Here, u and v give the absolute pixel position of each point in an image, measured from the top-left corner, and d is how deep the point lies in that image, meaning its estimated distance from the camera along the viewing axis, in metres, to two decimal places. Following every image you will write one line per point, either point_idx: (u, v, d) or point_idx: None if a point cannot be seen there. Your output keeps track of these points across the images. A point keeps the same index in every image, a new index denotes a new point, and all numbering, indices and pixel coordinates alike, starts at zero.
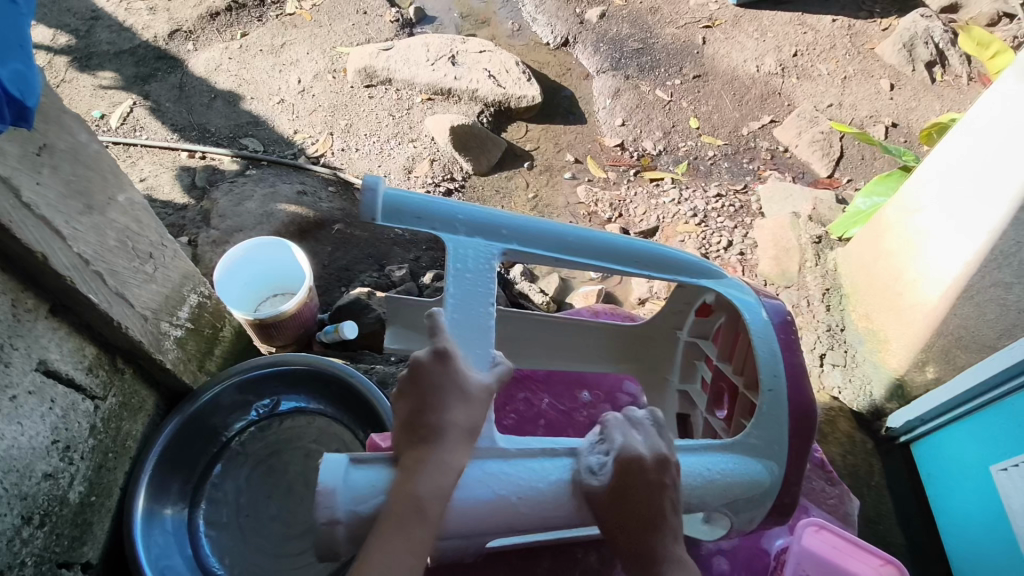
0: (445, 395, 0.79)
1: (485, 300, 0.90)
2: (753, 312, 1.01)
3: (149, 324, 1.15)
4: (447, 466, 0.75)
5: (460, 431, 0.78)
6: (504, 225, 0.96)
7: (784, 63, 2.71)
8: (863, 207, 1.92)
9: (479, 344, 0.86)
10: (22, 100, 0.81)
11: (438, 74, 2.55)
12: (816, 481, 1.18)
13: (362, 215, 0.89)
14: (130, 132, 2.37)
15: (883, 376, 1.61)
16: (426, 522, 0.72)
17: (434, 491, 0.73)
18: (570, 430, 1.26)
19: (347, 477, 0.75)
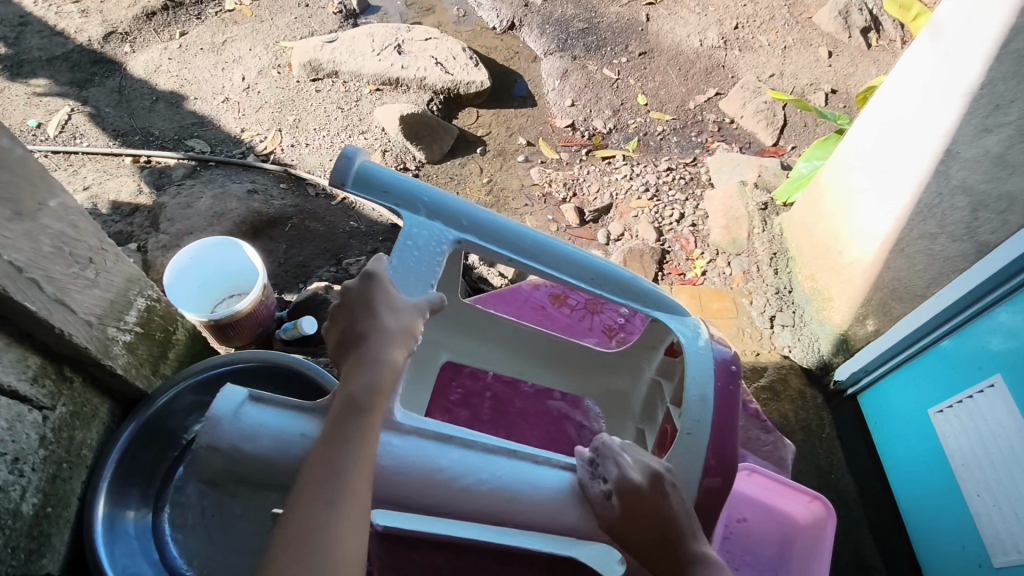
0: (372, 308, 0.88)
1: (428, 278, 0.96)
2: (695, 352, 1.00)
3: (95, 330, 1.13)
4: (378, 364, 0.82)
5: (389, 334, 0.86)
6: (465, 217, 1.01)
7: (726, 36, 2.76)
8: (805, 171, 1.99)
9: (413, 286, 0.95)
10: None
11: (384, 64, 2.53)
12: (753, 431, 1.33)
13: (334, 177, 0.95)
14: (70, 139, 2.30)
15: (829, 332, 1.67)
16: (374, 409, 0.79)
17: (368, 384, 0.80)
18: (516, 400, 1.32)
19: (241, 411, 0.81)
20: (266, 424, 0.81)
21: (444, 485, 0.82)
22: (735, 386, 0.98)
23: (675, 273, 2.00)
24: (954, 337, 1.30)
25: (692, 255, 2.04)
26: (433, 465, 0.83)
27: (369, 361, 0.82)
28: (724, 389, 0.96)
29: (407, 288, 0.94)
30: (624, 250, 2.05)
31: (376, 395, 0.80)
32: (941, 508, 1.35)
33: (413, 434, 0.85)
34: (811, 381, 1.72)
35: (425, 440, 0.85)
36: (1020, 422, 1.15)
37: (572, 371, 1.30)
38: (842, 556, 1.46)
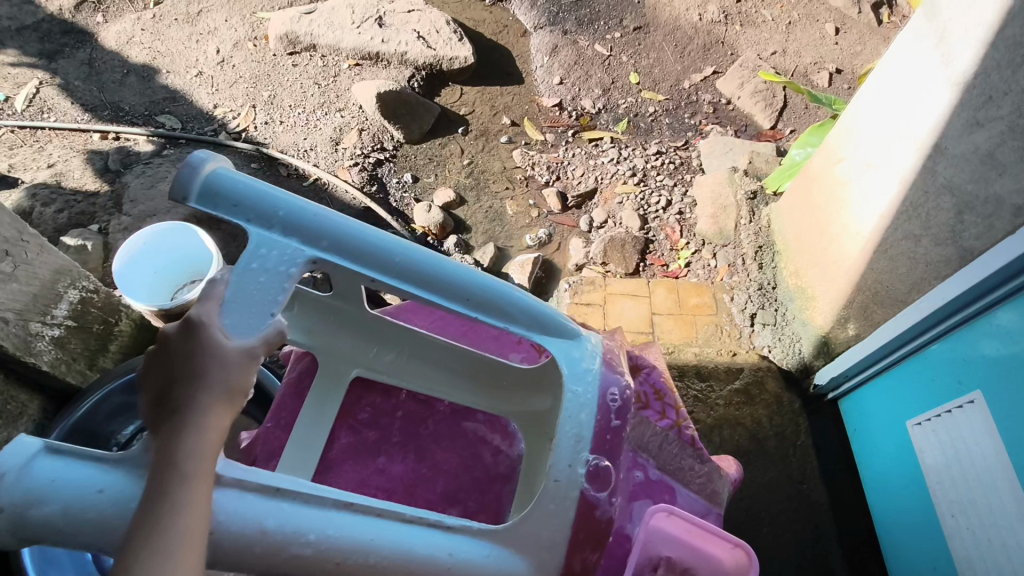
0: (197, 359, 0.73)
1: (271, 308, 0.79)
2: (578, 383, 0.85)
3: (13, 326, 1.07)
4: (206, 429, 0.71)
5: (217, 393, 0.73)
6: (327, 233, 0.82)
7: (727, 9, 2.60)
8: (798, 159, 1.86)
9: (253, 315, 0.78)
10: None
11: (364, 37, 2.41)
12: (684, 459, 1.01)
13: (172, 194, 0.79)
14: (38, 114, 2.23)
15: (811, 333, 1.58)
16: (199, 475, 0.68)
17: (194, 454, 0.69)
18: (428, 423, 1.06)
19: (31, 464, 0.68)
20: (61, 480, 0.68)
21: (266, 549, 0.71)
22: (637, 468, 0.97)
23: (658, 264, 1.93)
24: (941, 343, 1.21)
25: (677, 245, 1.95)
26: (255, 524, 0.71)
27: (192, 424, 0.70)
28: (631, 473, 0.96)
29: (235, 317, 0.77)
30: (605, 239, 1.96)
31: (205, 462, 0.69)
32: (913, 526, 1.28)
33: (232, 488, 0.73)
34: (790, 384, 1.63)
35: (247, 494, 0.73)
36: (997, 442, 1.06)
37: (483, 387, 1.07)
38: (808, 567, 1.39)
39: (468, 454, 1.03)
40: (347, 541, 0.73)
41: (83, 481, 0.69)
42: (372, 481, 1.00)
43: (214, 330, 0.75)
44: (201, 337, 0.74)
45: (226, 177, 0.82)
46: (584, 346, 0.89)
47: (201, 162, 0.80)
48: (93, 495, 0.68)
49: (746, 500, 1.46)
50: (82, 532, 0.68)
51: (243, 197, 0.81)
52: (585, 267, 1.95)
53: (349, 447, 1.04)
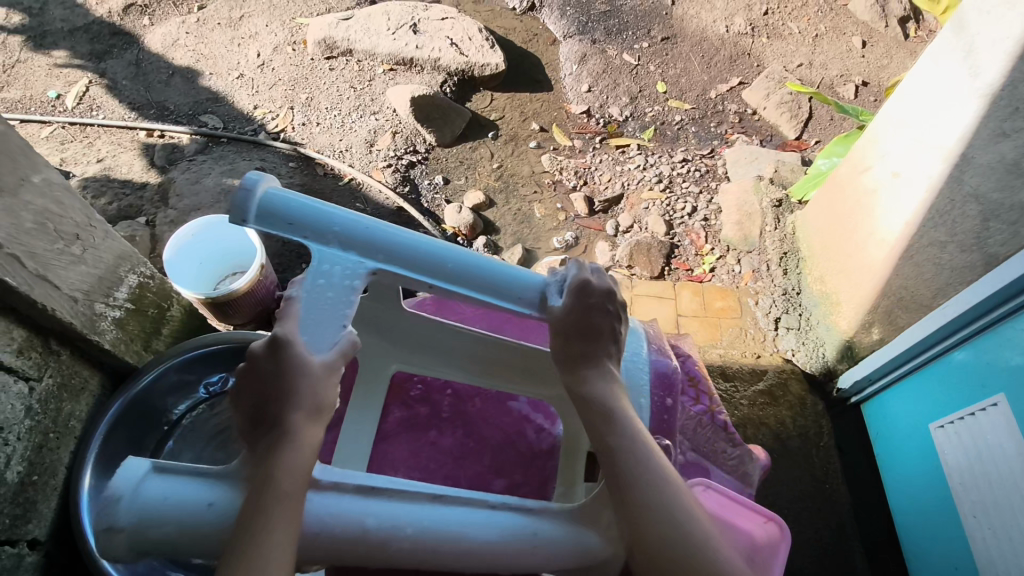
0: (287, 377, 0.79)
1: (342, 319, 0.83)
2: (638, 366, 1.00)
3: (81, 305, 1.14)
4: (301, 445, 0.77)
5: (307, 410, 0.79)
6: (383, 246, 0.85)
7: (754, 21, 2.65)
8: (824, 168, 1.89)
9: (328, 327, 0.82)
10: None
11: (399, 43, 2.49)
12: (716, 442, 1.06)
13: (232, 218, 0.81)
14: (87, 111, 2.33)
15: (834, 338, 1.62)
16: (294, 488, 0.73)
17: (292, 467, 0.74)
18: (477, 400, 1.18)
19: (142, 487, 0.73)
20: (166, 499, 0.72)
21: (369, 547, 0.74)
22: (672, 398, 1.02)
23: (683, 268, 1.97)
24: (964, 348, 1.23)
25: (702, 250, 1.99)
26: (357, 523, 0.75)
27: (289, 439, 0.76)
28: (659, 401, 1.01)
29: (314, 331, 0.81)
30: (631, 243, 2.00)
31: (299, 480, 0.74)
32: (935, 529, 1.30)
33: (333, 491, 0.78)
34: (813, 388, 1.65)
35: (346, 494, 0.78)
36: (1019, 444, 1.09)
37: (520, 375, 1.12)
38: (829, 565, 1.42)
39: (513, 432, 1.16)
40: (441, 532, 0.76)
41: (191, 496, 0.73)
42: (424, 453, 1.13)
43: (298, 346, 0.80)
44: (288, 357, 0.79)
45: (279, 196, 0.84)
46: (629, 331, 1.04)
47: (256, 183, 0.82)
48: (203, 509, 0.73)
49: (769, 498, 1.49)
50: (192, 545, 0.72)
51: (299, 216, 0.83)
52: (610, 270, 1.99)
53: (404, 420, 1.16)
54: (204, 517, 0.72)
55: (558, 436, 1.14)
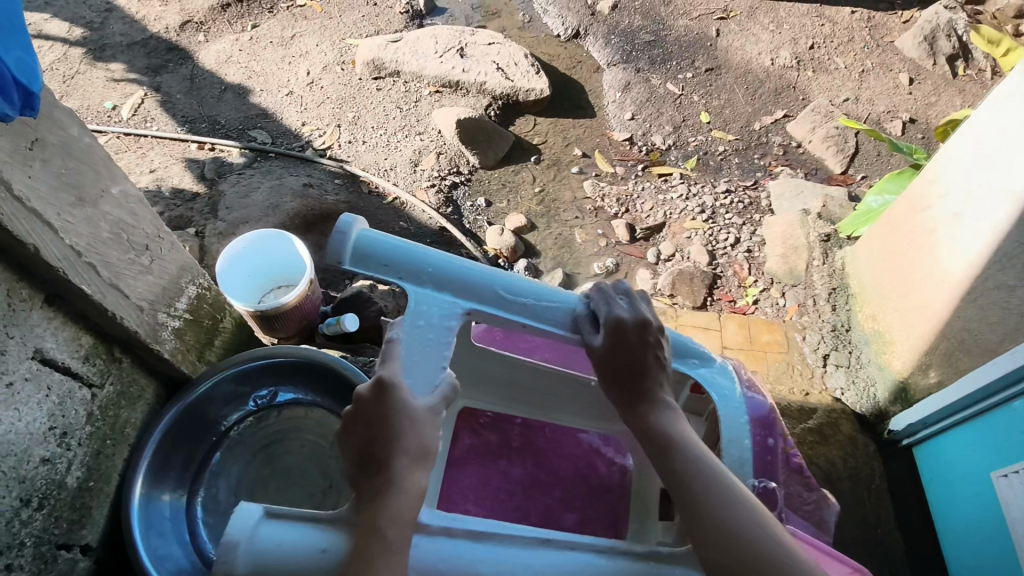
0: (391, 421, 0.77)
1: (441, 360, 0.84)
2: (732, 407, 0.96)
3: (146, 314, 1.16)
4: (408, 493, 0.75)
5: (412, 455, 0.77)
6: (469, 284, 0.90)
7: (799, 55, 2.65)
8: (874, 206, 1.87)
9: (428, 368, 0.83)
10: (28, 84, 0.78)
11: (446, 66, 2.53)
12: (793, 486, 1.02)
13: (329, 259, 0.85)
14: (141, 123, 2.40)
15: (887, 378, 1.60)
16: (399, 540, 0.72)
17: (399, 520, 0.73)
18: (546, 430, 1.21)
19: (256, 533, 0.74)
20: (281, 544, 0.73)
21: None
22: (775, 438, 0.95)
23: (726, 299, 1.94)
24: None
25: (745, 282, 1.97)
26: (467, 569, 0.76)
27: (395, 487, 0.75)
28: (760, 442, 0.94)
29: (416, 372, 0.82)
30: (674, 271, 1.99)
31: (404, 530, 0.73)
32: None
33: (444, 536, 0.79)
34: (863, 428, 1.62)
35: (456, 538, 0.79)
36: None
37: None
38: None
39: (583, 462, 1.19)
40: None
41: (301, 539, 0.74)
42: (495, 481, 1.16)
43: (402, 389, 0.79)
44: (394, 401, 0.77)
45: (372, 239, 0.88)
46: (718, 369, 0.99)
47: (351, 225, 0.86)
48: (316, 553, 0.73)
49: None
50: None
51: (394, 258, 0.88)
52: (652, 298, 1.98)
53: (474, 447, 1.19)
54: (317, 564, 0.73)
55: (627, 465, 1.18)
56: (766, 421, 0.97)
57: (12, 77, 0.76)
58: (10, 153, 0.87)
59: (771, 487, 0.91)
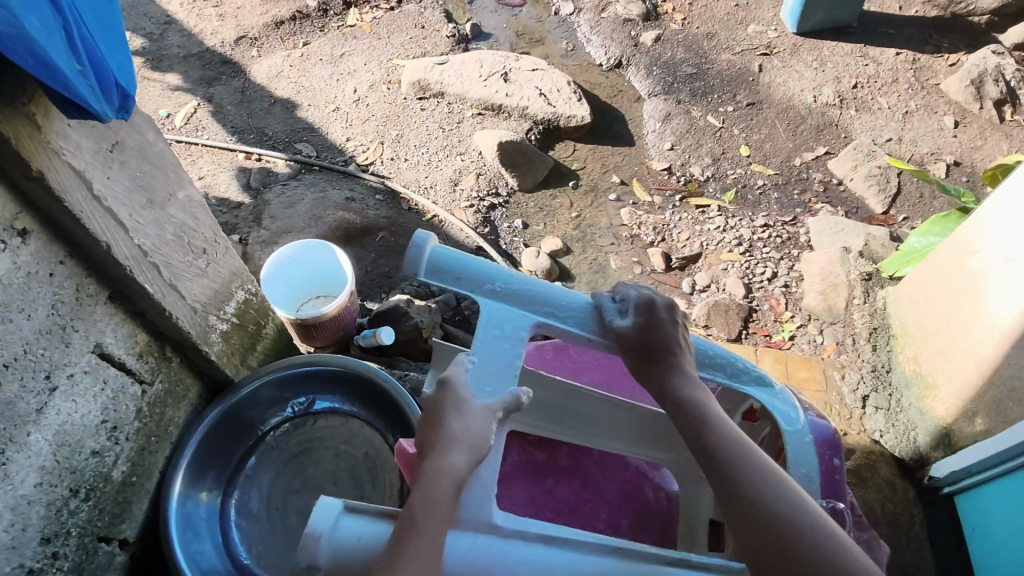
0: (445, 412, 0.81)
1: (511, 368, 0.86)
2: (794, 428, 0.95)
3: (198, 316, 1.19)
4: (444, 476, 0.76)
5: (455, 443, 0.78)
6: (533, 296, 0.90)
7: (842, 94, 2.65)
8: (918, 247, 1.84)
9: (494, 376, 0.85)
10: (125, 87, 0.83)
11: (489, 89, 2.58)
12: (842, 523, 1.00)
13: (406, 271, 0.89)
14: (193, 131, 2.48)
15: (929, 422, 1.55)
16: (433, 527, 0.73)
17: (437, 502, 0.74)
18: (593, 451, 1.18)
19: (337, 524, 0.76)
20: (357, 537, 0.75)
21: None
22: (840, 459, 0.95)
23: (761, 333, 1.94)
24: None
25: (782, 317, 1.97)
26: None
27: (437, 471, 0.76)
28: (826, 462, 0.94)
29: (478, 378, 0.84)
30: (709, 303, 1.99)
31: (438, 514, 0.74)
32: None
33: (516, 539, 0.79)
34: (903, 473, 1.57)
35: (529, 543, 0.79)
36: None
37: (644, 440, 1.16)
38: None
39: (630, 486, 1.17)
40: None
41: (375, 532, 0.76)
42: (542, 499, 1.14)
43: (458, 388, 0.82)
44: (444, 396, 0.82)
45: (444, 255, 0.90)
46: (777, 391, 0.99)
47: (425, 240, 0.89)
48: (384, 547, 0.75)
49: None
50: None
51: (464, 272, 0.89)
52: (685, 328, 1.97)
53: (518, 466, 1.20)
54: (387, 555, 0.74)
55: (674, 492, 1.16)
56: (830, 443, 0.96)
57: (115, 80, 0.81)
58: (93, 154, 0.92)
59: (840, 508, 0.90)
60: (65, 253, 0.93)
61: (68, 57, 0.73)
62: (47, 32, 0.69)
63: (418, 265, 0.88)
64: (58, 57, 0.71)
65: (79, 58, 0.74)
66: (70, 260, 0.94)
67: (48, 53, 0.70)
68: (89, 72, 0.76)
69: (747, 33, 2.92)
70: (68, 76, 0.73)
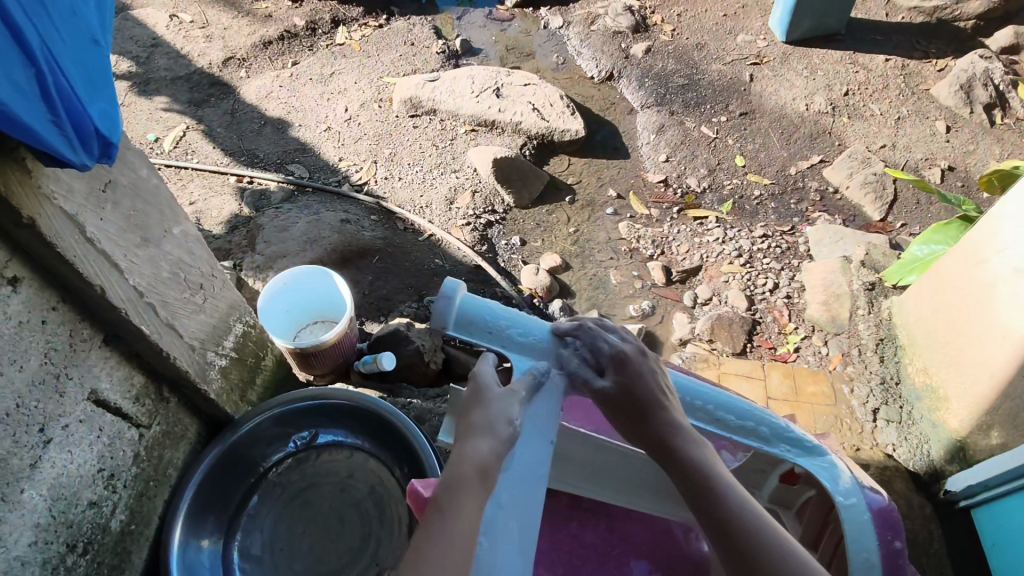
0: (476, 407, 0.85)
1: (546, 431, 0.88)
2: (845, 500, 0.93)
3: (196, 353, 1.15)
4: (468, 454, 0.79)
5: (484, 431, 0.82)
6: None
7: (835, 102, 2.66)
8: (920, 255, 1.83)
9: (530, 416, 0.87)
10: (108, 136, 0.79)
11: (482, 105, 2.56)
12: None
13: (434, 322, 0.92)
14: (182, 155, 2.43)
15: (943, 435, 1.54)
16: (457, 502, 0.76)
17: (464, 480, 0.77)
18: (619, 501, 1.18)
19: None
20: None
21: None
22: (901, 539, 0.89)
23: (766, 346, 1.92)
24: None
25: (785, 329, 1.95)
26: None
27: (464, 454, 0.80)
28: (886, 543, 0.88)
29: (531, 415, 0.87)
30: (712, 317, 1.96)
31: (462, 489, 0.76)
32: None
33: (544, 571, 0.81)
34: (918, 488, 1.55)
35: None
36: None
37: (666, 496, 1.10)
38: None
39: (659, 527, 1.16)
40: None
41: None
42: (568, 545, 1.14)
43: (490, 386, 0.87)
44: (473, 416, 0.84)
45: (474, 305, 0.93)
46: (825, 458, 0.98)
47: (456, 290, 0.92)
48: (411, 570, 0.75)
49: None
50: None
51: (495, 325, 0.92)
52: (690, 342, 1.95)
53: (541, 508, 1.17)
54: None
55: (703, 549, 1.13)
56: (889, 522, 0.90)
57: (95, 129, 0.76)
58: (85, 196, 0.88)
59: None
60: (57, 299, 0.90)
61: (40, 109, 0.69)
62: (14, 85, 0.65)
63: (447, 317, 0.91)
64: (23, 110, 0.66)
65: (52, 107, 0.69)
66: (63, 305, 0.91)
67: (13, 108, 0.65)
68: (64, 122, 0.72)
69: (737, 43, 2.93)
70: (36, 129, 0.69)
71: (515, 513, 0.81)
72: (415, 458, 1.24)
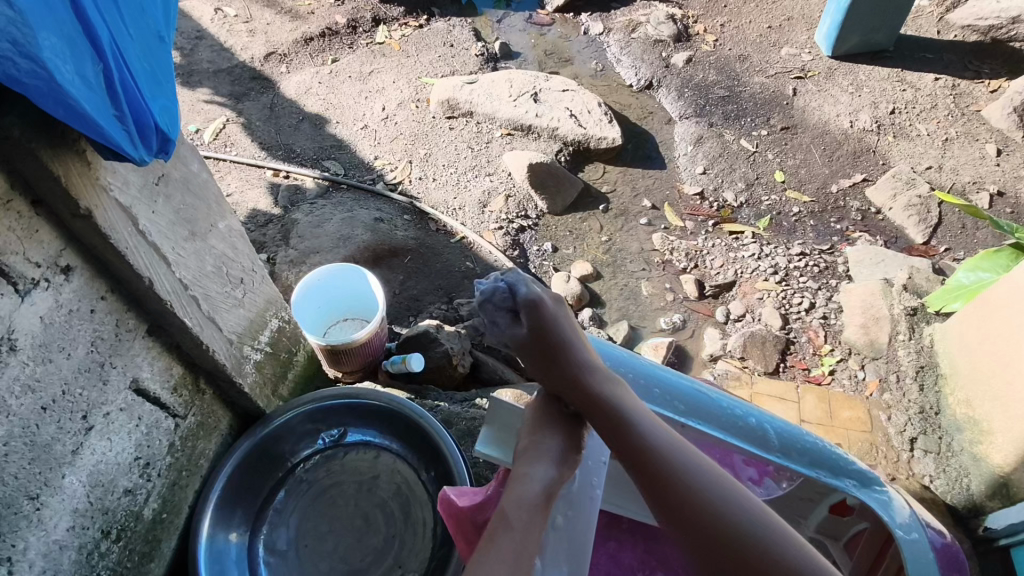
0: (543, 431, 0.96)
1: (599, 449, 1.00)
2: (909, 537, 0.96)
3: (234, 347, 1.16)
4: (534, 475, 0.91)
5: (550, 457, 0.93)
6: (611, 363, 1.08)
7: (880, 120, 2.60)
8: (966, 282, 1.78)
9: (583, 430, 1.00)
10: (166, 132, 0.80)
11: (519, 110, 2.55)
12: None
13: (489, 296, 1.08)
14: (221, 147, 2.47)
15: (984, 471, 1.49)
16: (519, 520, 0.86)
17: (527, 498, 0.88)
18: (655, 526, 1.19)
19: None
20: None
21: None
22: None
23: (799, 366, 1.89)
24: None
25: (820, 350, 1.90)
26: None
27: (528, 475, 0.91)
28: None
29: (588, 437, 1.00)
30: (745, 334, 1.92)
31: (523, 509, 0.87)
32: None
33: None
34: (955, 522, 1.50)
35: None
36: None
37: None
38: None
39: None
40: None
41: None
42: (604, 563, 1.17)
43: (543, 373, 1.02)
44: (541, 441, 0.95)
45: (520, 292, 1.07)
46: (882, 493, 1.01)
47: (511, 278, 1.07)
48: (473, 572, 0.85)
49: None
50: None
51: None
52: (720, 359, 1.92)
53: None
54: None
55: None
56: (952, 562, 0.95)
57: (155, 125, 0.77)
58: (139, 189, 0.89)
59: None
60: (106, 288, 0.91)
61: (105, 105, 0.70)
62: (86, 81, 0.66)
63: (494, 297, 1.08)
64: (92, 107, 0.67)
65: (117, 104, 0.71)
66: (111, 295, 0.92)
67: (81, 104, 0.66)
68: (127, 119, 0.73)
69: (780, 56, 2.88)
70: (104, 125, 0.70)
71: (566, 537, 0.90)
72: (445, 464, 1.23)
